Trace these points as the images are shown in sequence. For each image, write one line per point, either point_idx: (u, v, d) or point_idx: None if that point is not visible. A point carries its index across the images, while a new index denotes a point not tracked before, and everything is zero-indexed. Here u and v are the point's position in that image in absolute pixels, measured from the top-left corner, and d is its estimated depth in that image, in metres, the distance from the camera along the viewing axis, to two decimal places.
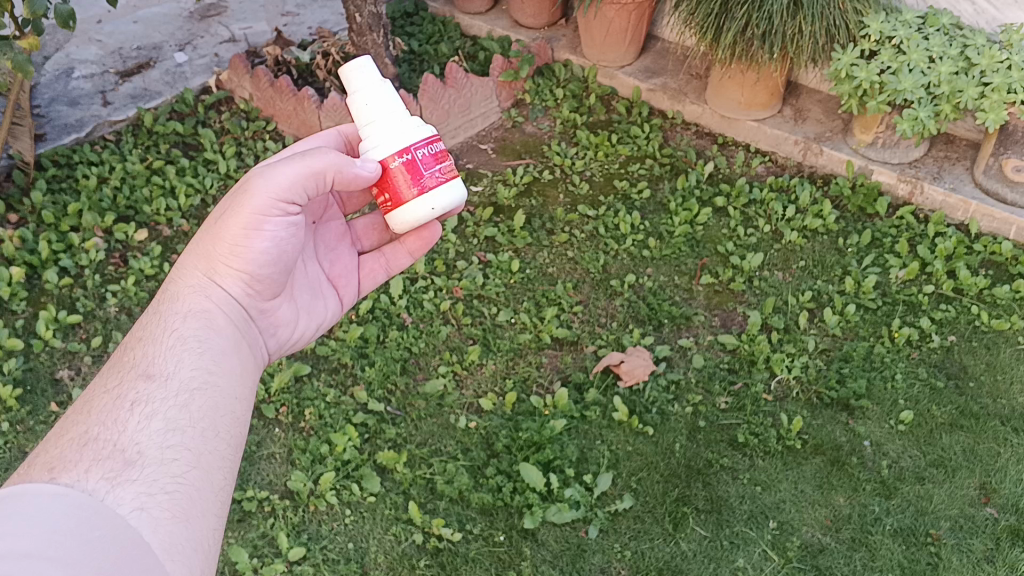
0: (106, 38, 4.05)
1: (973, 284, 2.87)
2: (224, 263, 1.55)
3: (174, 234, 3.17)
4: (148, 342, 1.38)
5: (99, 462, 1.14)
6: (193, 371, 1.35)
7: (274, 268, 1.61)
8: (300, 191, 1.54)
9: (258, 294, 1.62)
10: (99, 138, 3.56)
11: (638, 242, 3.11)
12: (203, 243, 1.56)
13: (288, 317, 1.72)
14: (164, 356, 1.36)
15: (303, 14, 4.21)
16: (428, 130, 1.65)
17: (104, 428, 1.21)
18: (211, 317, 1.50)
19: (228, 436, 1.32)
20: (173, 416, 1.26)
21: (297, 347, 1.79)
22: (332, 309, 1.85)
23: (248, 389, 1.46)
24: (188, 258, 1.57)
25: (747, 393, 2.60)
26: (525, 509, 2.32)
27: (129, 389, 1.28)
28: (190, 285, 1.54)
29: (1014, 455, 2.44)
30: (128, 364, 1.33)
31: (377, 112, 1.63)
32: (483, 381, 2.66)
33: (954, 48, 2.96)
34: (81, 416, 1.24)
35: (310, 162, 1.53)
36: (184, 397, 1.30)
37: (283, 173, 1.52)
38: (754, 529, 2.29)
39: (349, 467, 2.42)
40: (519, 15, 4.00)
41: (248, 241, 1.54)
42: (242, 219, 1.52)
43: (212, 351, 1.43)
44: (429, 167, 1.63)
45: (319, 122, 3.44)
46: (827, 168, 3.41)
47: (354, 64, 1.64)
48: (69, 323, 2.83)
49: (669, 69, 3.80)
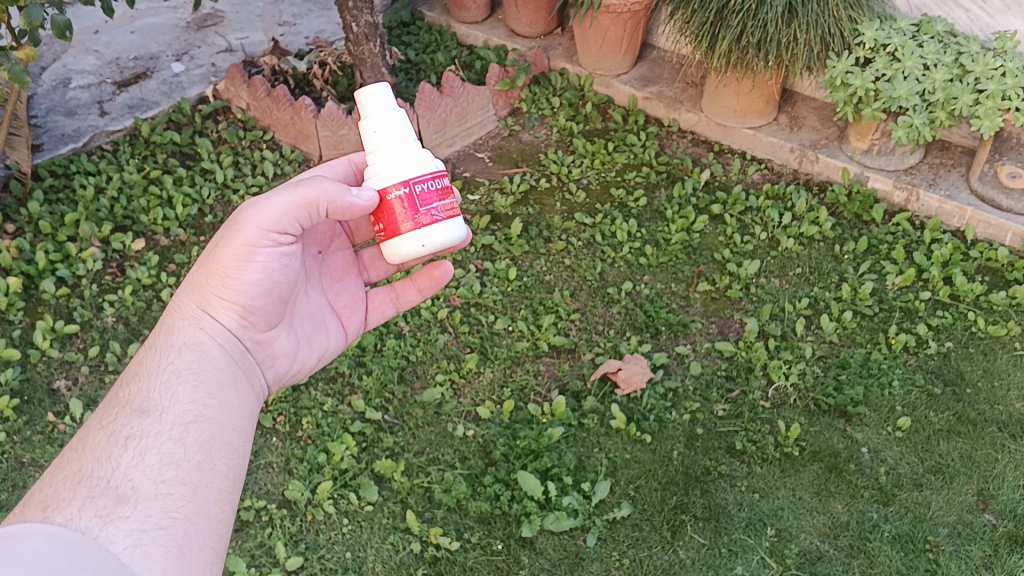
0: (103, 48, 4.06)
1: (969, 291, 2.87)
2: (217, 294, 1.56)
3: (172, 244, 3.17)
4: (142, 376, 1.39)
5: (93, 500, 1.15)
6: (188, 404, 1.37)
7: (269, 299, 1.61)
8: (292, 220, 1.56)
9: (254, 326, 1.62)
10: (97, 148, 3.56)
11: (635, 249, 3.11)
12: (196, 276, 1.57)
13: (287, 347, 1.72)
14: (159, 390, 1.37)
15: (299, 24, 4.23)
16: (432, 167, 1.66)
17: (98, 465, 1.21)
18: (204, 348, 1.51)
19: (225, 468, 1.33)
20: (167, 451, 1.27)
21: (298, 378, 1.78)
22: (336, 339, 1.84)
23: (245, 419, 1.46)
24: (184, 291, 1.59)
25: (744, 400, 2.60)
26: (523, 517, 2.32)
27: (124, 423, 1.29)
28: (185, 317, 1.55)
29: (1011, 461, 2.44)
30: (123, 399, 1.34)
31: (384, 141, 1.65)
32: (480, 389, 2.66)
33: (948, 55, 2.97)
34: (75, 454, 1.24)
35: (301, 191, 1.55)
36: (179, 430, 1.31)
37: (274, 203, 1.54)
38: (753, 537, 2.29)
39: (347, 475, 2.41)
40: (515, 24, 4.01)
41: (241, 272, 1.55)
42: (234, 250, 1.54)
43: (207, 384, 1.44)
44: (428, 202, 1.63)
45: (316, 131, 3.45)
46: (823, 176, 3.42)
47: (368, 92, 1.66)
48: (66, 333, 2.83)
49: (665, 77, 3.81)
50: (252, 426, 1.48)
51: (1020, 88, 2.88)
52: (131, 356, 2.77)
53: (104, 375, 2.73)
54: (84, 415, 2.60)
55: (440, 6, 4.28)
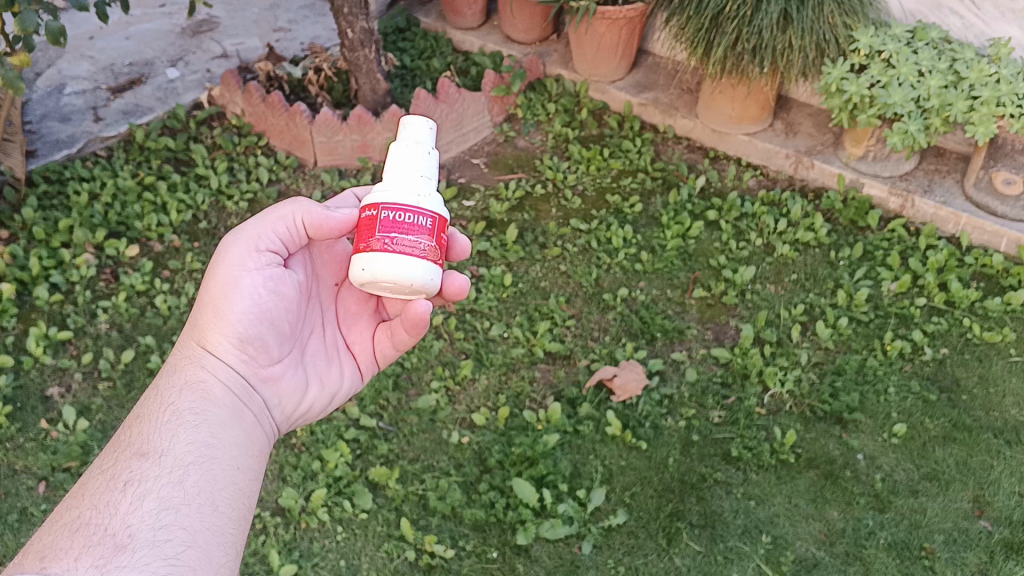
0: (97, 54, 4.05)
1: (964, 297, 2.87)
2: (214, 330, 1.55)
3: (166, 250, 3.16)
4: (143, 420, 1.39)
5: (89, 549, 1.15)
6: (189, 445, 1.36)
7: (267, 330, 1.58)
8: (272, 236, 1.59)
9: (258, 361, 1.58)
10: (91, 154, 3.55)
11: (631, 255, 3.11)
12: (192, 317, 1.58)
13: (296, 385, 1.67)
14: (159, 433, 1.36)
15: (295, 30, 4.23)
16: (412, 201, 1.54)
17: (96, 513, 1.22)
18: (206, 387, 1.49)
19: (227, 510, 1.33)
20: (167, 495, 1.27)
21: (311, 419, 1.72)
22: (347, 377, 1.75)
23: (249, 459, 1.45)
24: (185, 332, 1.58)
25: (740, 407, 2.59)
26: (518, 525, 2.31)
27: (123, 468, 1.29)
28: (186, 357, 1.54)
29: (1007, 467, 2.44)
30: (122, 445, 1.34)
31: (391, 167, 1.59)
32: (475, 396, 2.65)
33: (943, 62, 2.99)
34: (75, 501, 1.25)
35: (278, 207, 1.61)
36: (178, 473, 1.31)
37: (251, 224, 1.58)
38: (749, 544, 2.28)
39: (341, 483, 2.40)
40: (511, 30, 4.01)
41: (231, 301, 1.55)
42: (221, 281, 1.56)
43: (209, 424, 1.43)
44: (388, 230, 1.52)
45: (311, 137, 3.44)
46: (818, 182, 3.42)
47: (406, 119, 1.62)
48: (60, 339, 2.82)
49: (660, 84, 3.81)
50: (257, 467, 1.47)
51: (1015, 94, 2.89)
52: (125, 363, 2.75)
53: (97, 382, 2.72)
54: (77, 422, 2.59)
55: (435, 13, 4.28)
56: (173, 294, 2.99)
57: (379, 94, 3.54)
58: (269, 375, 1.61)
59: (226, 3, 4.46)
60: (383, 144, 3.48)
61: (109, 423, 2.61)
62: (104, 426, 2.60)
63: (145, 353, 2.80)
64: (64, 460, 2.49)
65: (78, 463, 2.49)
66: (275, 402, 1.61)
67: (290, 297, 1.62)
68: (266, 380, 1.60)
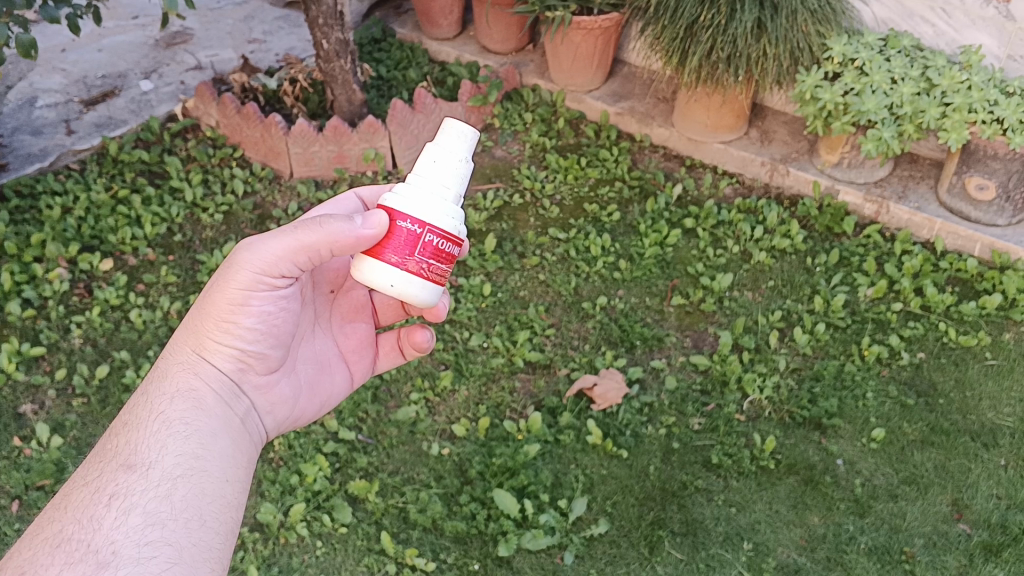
0: (70, 67, 4.02)
1: (940, 301, 2.89)
2: (213, 338, 1.51)
3: (140, 264, 3.13)
4: (130, 428, 1.35)
5: (71, 567, 1.13)
6: (178, 457, 1.33)
7: (266, 341, 1.56)
8: (288, 260, 1.49)
9: (253, 370, 1.56)
10: (63, 167, 3.51)
11: (609, 264, 3.11)
12: (191, 321, 1.53)
13: (291, 394, 1.66)
14: (148, 443, 1.33)
15: (270, 41, 4.21)
16: (455, 227, 1.54)
17: (80, 527, 1.19)
18: (199, 396, 1.46)
19: (215, 524, 1.30)
20: (153, 509, 1.24)
21: (302, 425, 1.72)
22: (340, 386, 1.79)
23: (240, 470, 1.42)
24: (181, 334, 1.54)
25: (720, 414, 2.59)
26: (499, 536, 2.29)
27: (109, 480, 1.26)
28: (179, 361, 1.51)
29: (984, 470, 2.46)
30: (109, 454, 1.31)
31: (425, 173, 1.54)
32: (455, 407, 2.64)
33: (915, 69, 3.02)
34: (57, 513, 1.23)
35: (301, 234, 1.47)
36: (166, 487, 1.28)
37: (269, 242, 1.48)
38: (730, 551, 2.28)
39: (320, 497, 2.38)
40: (487, 40, 4.02)
41: (233, 314, 1.50)
42: (228, 293, 1.50)
43: (200, 434, 1.40)
44: (420, 252, 1.51)
45: (286, 148, 3.43)
46: (794, 189, 3.44)
47: (453, 124, 1.53)
48: (33, 355, 2.78)
49: (636, 93, 3.82)
50: (246, 478, 1.44)
51: (986, 100, 2.92)
52: (99, 378, 2.71)
53: (72, 398, 2.68)
54: (51, 438, 2.55)
55: (411, 24, 4.28)
56: (147, 308, 2.95)
57: (355, 104, 3.54)
58: (265, 384, 1.59)
59: (201, 15, 4.44)
60: (360, 154, 3.47)
61: (83, 439, 2.57)
62: (79, 442, 2.56)
63: (120, 368, 2.76)
64: (37, 477, 2.45)
65: (52, 481, 2.45)
66: (268, 412, 1.60)
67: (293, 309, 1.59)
68: (262, 389, 1.59)
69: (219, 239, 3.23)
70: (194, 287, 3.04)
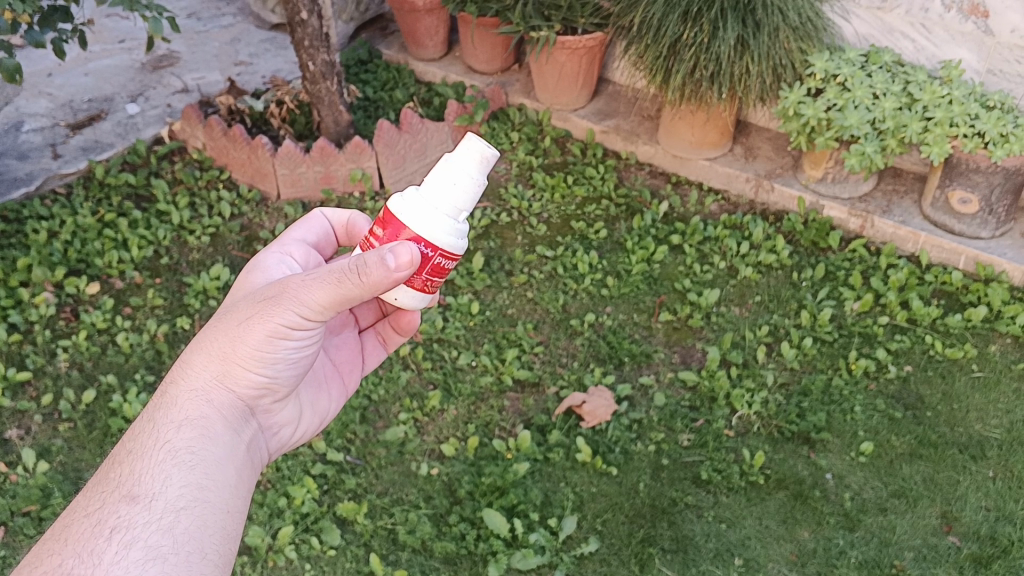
0: (55, 91, 4.02)
1: (925, 314, 2.91)
2: (236, 367, 1.46)
3: (127, 287, 3.12)
4: (135, 456, 1.31)
5: None
6: (182, 488, 1.29)
7: (288, 370, 1.53)
8: (330, 308, 1.43)
9: (266, 395, 1.53)
10: (49, 191, 3.50)
11: (597, 280, 3.12)
12: (217, 346, 1.45)
13: (294, 414, 1.67)
14: (152, 473, 1.29)
15: (256, 63, 4.24)
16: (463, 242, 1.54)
17: (80, 561, 1.17)
18: (210, 424, 1.41)
19: (215, 558, 1.26)
20: (154, 543, 1.21)
21: (302, 443, 1.74)
22: (337, 400, 1.82)
23: (242, 500, 1.39)
24: (197, 355, 1.46)
25: (708, 430, 2.59)
26: (489, 556, 2.28)
27: (110, 512, 1.23)
28: (194, 387, 1.43)
29: (972, 482, 2.46)
30: (111, 483, 1.28)
31: (440, 185, 1.48)
32: (444, 426, 2.63)
33: (897, 85, 3.06)
34: (57, 545, 1.20)
35: (345, 286, 1.39)
36: (169, 519, 1.25)
37: (316, 288, 1.40)
38: (721, 568, 2.28)
39: (308, 519, 2.37)
40: (472, 60, 4.04)
41: (266, 349, 1.45)
42: (266, 330, 1.43)
43: (206, 463, 1.36)
44: (438, 267, 1.53)
45: (273, 169, 3.44)
46: (779, 205, 3.46)
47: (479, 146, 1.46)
48: (19, 380, 2.76)
49: (621, 111, 3.85)
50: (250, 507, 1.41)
51: (967, 114, 2.95)
52: (86, 403, 2.70)
53: (58, 423, 2.67)
54: (37, 464, 2.53)
55: (397, 45, 4.31)
56: (134, 331, 2.94)
57: (342, 125, 3.55)
58: (273, 406, 1.58)
59: (186, 38, 4.46)
60: (346, 175, 3.47)
61: (70, 464, 2.55)
62: (64, 467, 2.54)
63: (107, 393, 2.74)
64: (23, 503, 2.42)
65: (38, 506, 2.43)
66: (272, 432, 1.60)
67: (317, 341, 1.56)
68: (269, 412, 1.58)
69: (206, 262, 3.23)
70: (181, 310, 3.03)
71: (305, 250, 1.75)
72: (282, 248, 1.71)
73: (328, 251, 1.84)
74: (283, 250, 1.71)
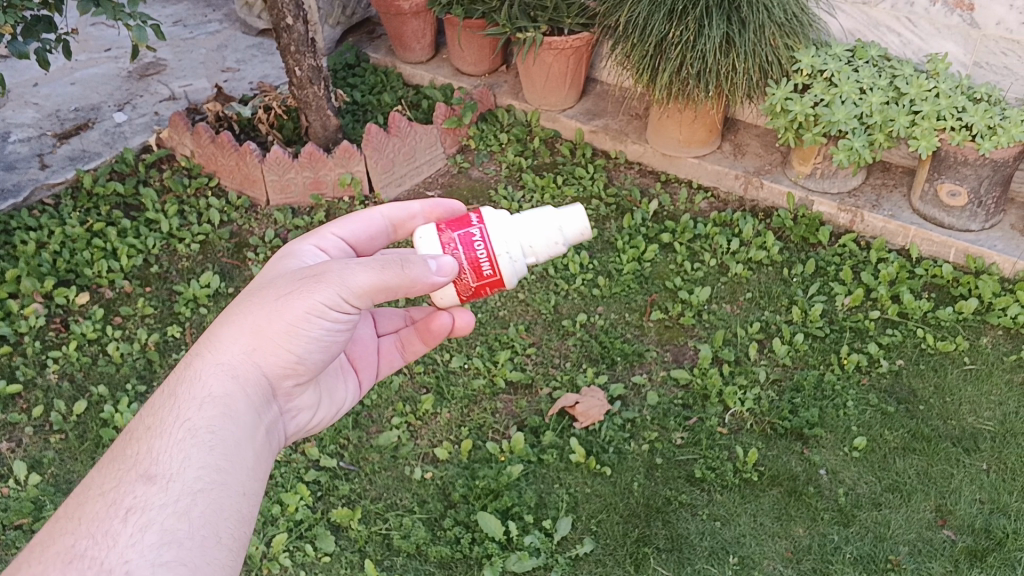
0: (42, 101, 4.01)
1: (916, 308, 2.92)
2: (270, 343, 1.42)
3: (117, 296, 3.11)
4: (154, 432, 1.25)
5: None
6: (202, 469, 1.23)
7: (318, 354, 1.49)
8: (371, 293, 1.45)
9: (291, 376, 1.49)
10: (37, 202, 3.48)
11: (588, 281, 3.12)
12: (252, 321, 1.41)
13: (308, 400, 1.62)
14: (172, 452, 1.23)
15: (243, 70, 4.23)
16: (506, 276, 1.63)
17: (92, 544, 1.11)
18: (238, 401, 1.35)
19: (230, 542, 1.20)
20: (171, 526, 1.15)
21: (316, 432, 1.70)
22: (352, 393, 1.80)
23: (258, 483, 1.33)
24: (227, 330, 1.41)
25: (702, 427, 2.59)
26: (484, 560, 2.28)
27: (125, 493, 1.16)
28: (223, 360, 1.38)
29: (966, 475, 2.47)
30: (128, 460, 1.21)
31: (535, 222, 1.62)
32: (437, 430, 2.62)
33: (883, 79, 3.06)
34: (69, 524, 1.14)
35: (386, 271, 1.45)
36: (186, 502, 1.18)
37: (360, 271, 1.44)
38: (716, 566, 2.28)
39: (302, 526, 2.36)
40: (460, 63, 4.03)
41: (304, 327, 1.42)
42: (306, 307, 1.41)
43: (226, 445, 1.29)
44: (478, 270, 1.61)
45: (262, 176, 3.43)
46: (768, 201, 3.47)
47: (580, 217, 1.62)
48: (9, 393, 2.75)
49: (610, 110, 3.86)
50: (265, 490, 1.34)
51: (954, 107, 2.95)
52: (77, 414, 2.69)
53: (49, 435, 2.65)
54: (28, 476, 2.52)
55: (384, 49, 4.30)
56: (125, 340, 2.94)
57: (330, 130, 3.54)
58: (292, 389, 1.53)
59: (173, 46, 4.45)
60: (335, 179, 3.47)
61: (62, 476, 2.54)
62: (56, 479, 2.53)
63: (98, 403, 2.73)
64: (15, 516, 2.41)
65: (31, 519, 2.42)
66: (289, 418, 1.55)
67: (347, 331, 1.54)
68: (288, 396, 1.53)
69: (196, 269, 3.22)
70: (171, 318, 3.02)
71: (342, 247, 1.68)
72: (318, 241, 1.64)
73: (371, 249, 1.76)
74: (319, 244, 1.64)
